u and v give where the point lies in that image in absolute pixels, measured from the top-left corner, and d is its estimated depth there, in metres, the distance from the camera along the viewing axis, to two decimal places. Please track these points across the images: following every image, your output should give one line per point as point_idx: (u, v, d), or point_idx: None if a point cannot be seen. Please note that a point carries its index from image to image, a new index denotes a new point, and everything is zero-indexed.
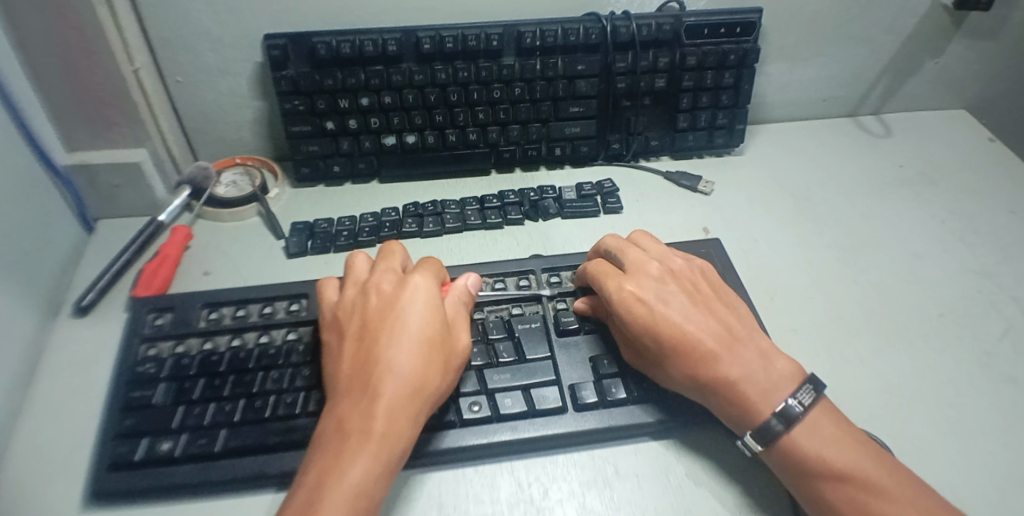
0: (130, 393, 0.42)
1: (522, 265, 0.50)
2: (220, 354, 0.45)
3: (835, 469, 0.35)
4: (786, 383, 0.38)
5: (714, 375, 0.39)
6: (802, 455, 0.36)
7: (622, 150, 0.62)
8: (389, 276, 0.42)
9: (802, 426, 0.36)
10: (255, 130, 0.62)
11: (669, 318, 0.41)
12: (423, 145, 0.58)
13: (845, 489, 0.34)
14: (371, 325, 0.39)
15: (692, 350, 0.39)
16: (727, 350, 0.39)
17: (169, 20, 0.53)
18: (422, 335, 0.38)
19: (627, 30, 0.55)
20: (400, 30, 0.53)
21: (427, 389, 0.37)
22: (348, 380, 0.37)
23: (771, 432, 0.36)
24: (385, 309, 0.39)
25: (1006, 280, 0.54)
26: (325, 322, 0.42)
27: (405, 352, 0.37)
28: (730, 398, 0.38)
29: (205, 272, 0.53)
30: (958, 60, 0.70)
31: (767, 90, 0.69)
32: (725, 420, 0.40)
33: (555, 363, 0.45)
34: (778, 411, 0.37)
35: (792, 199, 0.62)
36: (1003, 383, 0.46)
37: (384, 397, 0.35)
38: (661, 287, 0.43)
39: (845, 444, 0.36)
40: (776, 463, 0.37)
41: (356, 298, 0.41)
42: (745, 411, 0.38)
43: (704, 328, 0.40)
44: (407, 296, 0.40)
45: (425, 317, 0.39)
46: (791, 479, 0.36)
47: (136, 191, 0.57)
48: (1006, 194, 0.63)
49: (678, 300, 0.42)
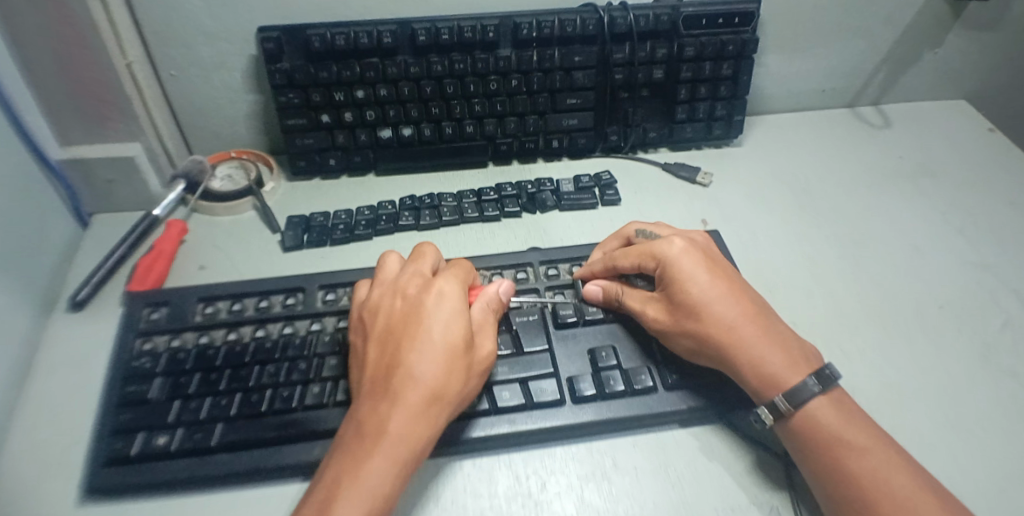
0: (125, 389, 0.42)
1: (519, 258, 0.50)
2: (215, 348, 0.44)
3: (855, 443, 0.35)
4: (811, 360, 0.40)
5: (741, 346, 0.40)
6: (828, 424, 0.37)
7: (620, 142, 0.61)
8: (416, 280, 0.42)
9: (831, 398, 0.38)
10: (250, 124, 0.62)
11: (704, 284, 0.42)
12: (419, 138, 0.58)
13: (866, 462, 0.35)
14: (394, 329, 0.39)
15: (720, 319, 0.40)
16: (754, 327, 0.40)
17: (163, 14, 0.52)
18: (444, 341, 0.37)
19: (624, 21, 0.54)
20: (395, 22, 0.52)
21: (446, 395, 0.36)
22: (370, 383, 0.37)
23: (807, 392, 0.37)
24: (409, 312, 0.39)
25: (1005, 272, 0.53)
26: (353, 322, 0.42)
27: (426, 357, 0.36)
28: (764, 375, 0.39)
29: (200, 266, 0.53)
30: (958, 51, 0.69)
31: (766, 81, 0.68)
32: (751, 389, 0.39)
33: (553, 356, 0.44)
34: (815, 375, 0.38)
35: (791, 190, 0.61)
36: (1003, 375, 0.45)
37: (404, 403, 0.35)
38: (704, 252, 0.45)
39: (861, 425, 0.37)
40: (798, 436, 0.37)
41: (383, 300, 0.41)
42: (772, 378, 0.38)
43: (737, 306, 0.41)
44: (433, 300, 0.39)
45: (449, 322, 0.38)
46: (811, 451, 0.36)
47: (131, 186, 0.56)
48: (1006, 186, 0.63)
49: (716, 272, 0.43)
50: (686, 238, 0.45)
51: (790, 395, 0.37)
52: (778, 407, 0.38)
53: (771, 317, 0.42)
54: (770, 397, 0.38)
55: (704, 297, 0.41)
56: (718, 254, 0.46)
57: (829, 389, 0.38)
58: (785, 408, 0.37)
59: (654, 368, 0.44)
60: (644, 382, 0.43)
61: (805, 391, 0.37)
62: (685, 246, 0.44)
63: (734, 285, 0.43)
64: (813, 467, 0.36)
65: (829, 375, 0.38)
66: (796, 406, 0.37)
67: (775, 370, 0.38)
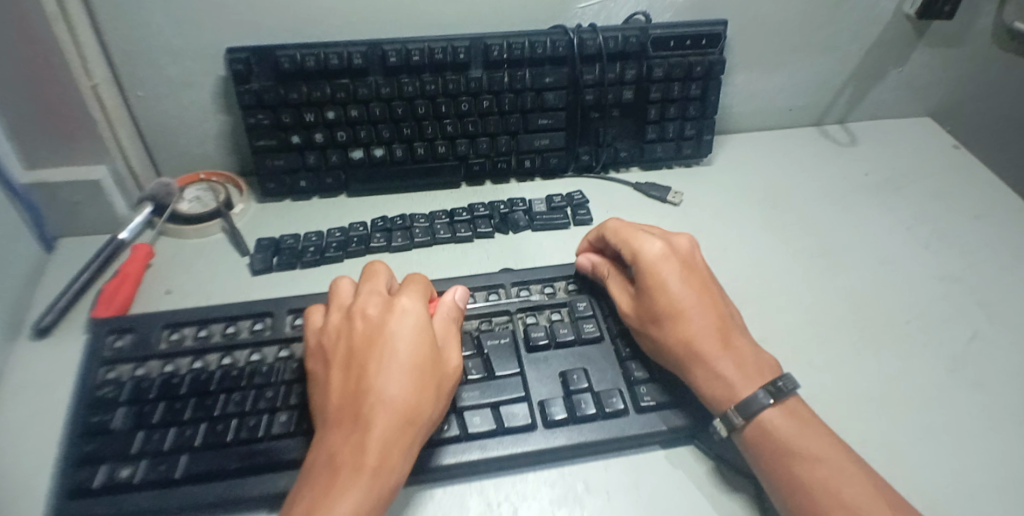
0: (88, 419, 0.41)
1: (490, 280, 0.50)
2: (180, 376, 0.43)
3: (808, 453, 0.37)
4: (767, 371, 0.41)
5: (701, 355, 0.41)
6: (782, 432, 0.38)
7: (591, 161, 0.61)
8: (374, 301, 0.42)
9: (785, 407, 0.39)
10: (219, 145, 0.61)
11: (674, 291, 0.44)
12: (391, 159, 0.57)
13: (818, 472, 0.36)
14: (357, 353, 0.39)
15: (684, 328, 0.42)
16: (715, 341, 0.42)
17: (129, 33, 0.51)
18: (412, 362, 0.38)
19: (593, 43, 0.55)
20: (365, 44, 0.52)
21: (420, 417, 0.37)
22: (337, 413, 0.37)
23: (758, 404, 0.38)
24: (371, 335, 0.40)
25: (972, 285, 0.55)
26: (310, 350, 0.42)
27: (395, 379, 0.38)
28: (716, 394, 0.40)
29: (168, 291, 0.52)
30: (921, 69, 0.71)
31: (735, 100, 0.69)
32: (706, 399, 0.41)
33: (524, 379, 0.44)
34: (768, 388, 0.39)
35: (761, 208, 0.62)
36: (969, 389, 0.46)
37: (378, 427, 0.36)
38: (685, 259, 0.46)
39: (816, 434, 0.38)
40: (751, 448, 0.38)
41: (342, 326, 0.41)
42: (724, 389, 0.40)
43: (703, 314, 0.43)
44: (395, 320, 0.41)
45: (415, 342, 0.39)
46: (765, 458, 0.38)
47: (96, 209, 0.55)
48: (969, 199, 0.64)
49: (690, 281, 0.45)
50: (667, 242, 0.47)
51: (741, 407, 0.39)
52: (732, 420, 0.39)
53: (736, 328, 0.43)
54: (723, 410, 0.40)
55: (673, 304, 0.43)
56: (700, 261, 0.47)
57: (784, 401, 0.39)
58: (738, 421, 0.39)
59: (626, 390, 0.44)
60: (615, 405, 0.43)
61: (756, 401, 0.38)
62: (663, 249, 0.46)
63: (704, 294, 0.44)
64: (767, 474, 0.37)
65: (783, 387, 0.39)
66: (748, 418, 0.38)
67: (731, 383, 0.40)
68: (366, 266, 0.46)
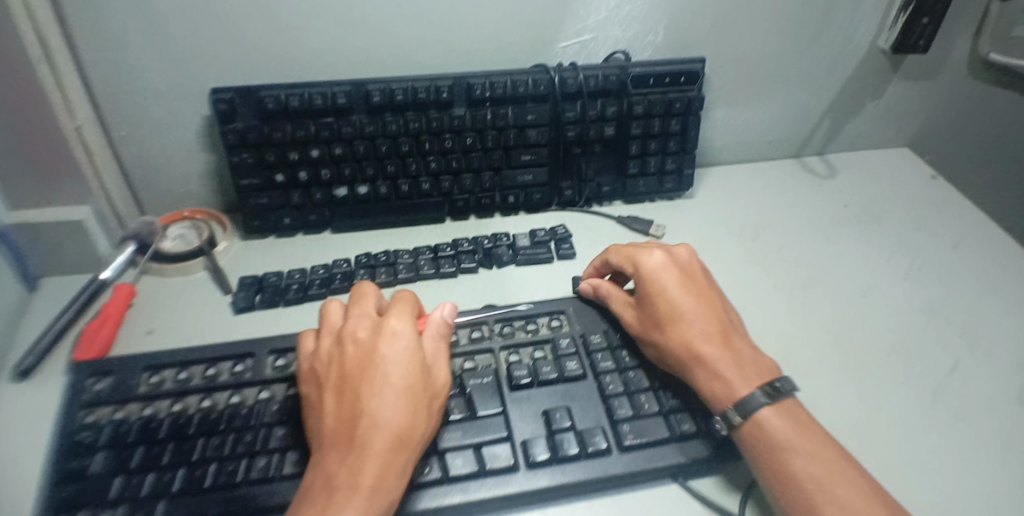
0: (63, 465, 0.40)
1: (473, 317, 0.49)
2: (159, 420, 0.43)
3: (802, 451, 0.38)
4: (767, 375, 0.43)
5: (701, 357, 0.43)
6: (778, 431, 0.39)
7: (574, 196, 0.62)
8: (364, 323, 0.43)
9: (781, 407, 0.41)
10: (202, 183, 0.61)
11: (674, 296, 0.46)
12: (375, 196, 0.57)
13: (814, 470, 0.37)
14: (349, 377, 0.39)
15: (685, 332, 0.44)
16: (717, 344, 0.44)
17: (112, 73, 0.52)
18: (404, 384, 0.39)
19: (574, 82, 0.56)
20: (349, 84, 0.53)
21: (413, 437, 0.37)
22: (333, 434, 0.37)
23: (756, 403, 0.40)
24: (363, 358, 0.40)
25: (952, 316, 0.55)
26: (303, 375, 0.41)
27: (388, 402, 0.38)
28: (717, 393, 0.42)
29: (149, 331, 0.51)
30: (897, 101, 0.73)
31: (714, 134, 0.70)
32: (708, 399, 0.42)
33: (507, 419, 0.44)
34: (767, 388, 0.41)
35: (742, 240, 0.63)
36: (949, 422, 0.46)
37: (374, 449, 0.36)
38: (684, 268, 0.49)
39: (808, 432, 0.40)
40: (748, 444, 0.40)
41: (333, 350, 0.41)
42: (723, 388, 0.42)
43: (704, 318, 0.45)
44: (386, 343, 0.41)
45: (406, 364, 0.40)
46: (760, 454, 0.39)
47: (78, 248, 0.55)
48: (946, 230, 0.65)
49: (689, 288, 0.48)
50: (668, 254, 0.50)
51: (740, 406, 0.40)
52: (731, 418, 0.40)
53: (736, 332, 0.46)
54: (723, 409, 0.41)
55: (674, 309, 0.46)
56: (700, 272, 0.50)
57: (781, 400, 0.41)
58: (737, 419, 0.40)
59: (609, 428, 0.44)
60: (597, 444, 0.42)
61: (755, 402, 0.40)
62: (663, 261, 0.49)
63: (704, 297, 0.47)
64: (764, 475, 0.39)
65: (782, 388, 0.41)
66: (746, 416, 0.40)
67: (731, 381, 0.42)
68: (354, 287, 0.46)
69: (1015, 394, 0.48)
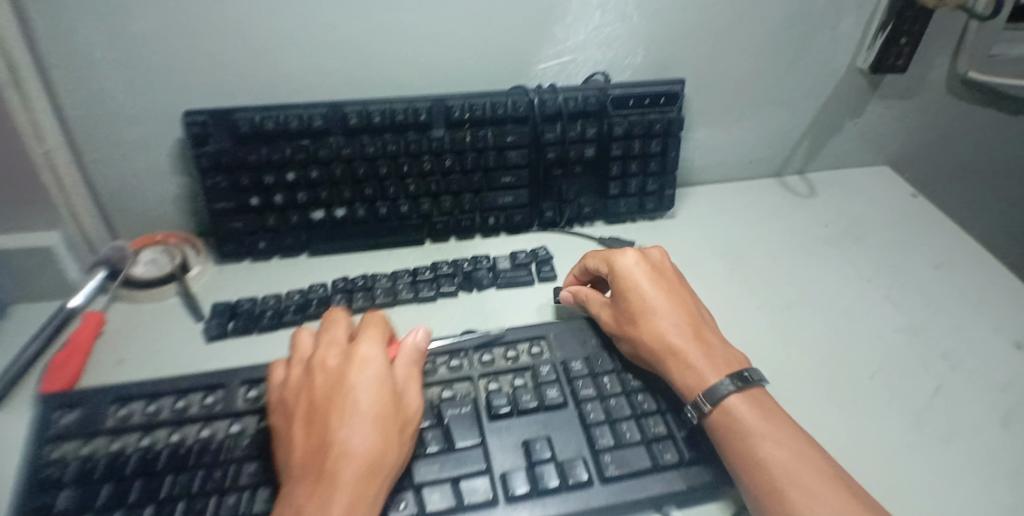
0: (20, 508, 0.38)
1: (452, 345, 0.48)
2: (127, 455, 0.41)
3: (769, 437, 0.39)
4: (736, 366, 0.44)
5: (672, 349, 0.45)
6: (745, 417, 0.40)
7: (555, 217, 0.62)
8: (334, 351, 0.42)
9: (750, 397, 0.42)
10: (176, 207, 0.59)
11: (646, 293, 0.48)
12: (353, 219, 0.56)
13: (780, 455, 0.38)
14: (319, 406, 0.38)
15: (656, 326, 0.46)
16: (687, 338, 0.45)
17: (82, 97, 0.50)
18: (374, 411, 0.38)
19: (553, 103, 0.56)
20: (326, 106, 0.52)
21: (385, 465, 0.36)
22: (302, 466, 0.36)
23: (723, 391, 0.41)
24: (333, 387, 0.39)
25: (933, 337, 0.55)
26: (272, 406, 0.40)
27: (358, 430, 0.37)
28: (688, 384, 0.43)
29: (119, 361, 0.49)
30: (877, 119, 0.73)
31: (696, 154, 0.70)
32: (679, 390, 0.43)
33: (486, 450, 0.42)
34: (735, 377, 0.42)
35: (724, 261, 0.62)
36: (936, 446, 0.45)
37: (345, 479, 0.35)
38: (657, 268, 0.51)
39: (775, 419, 0.41)
40: (717, 430, 0.41)
41: (302, 380, 0.41)
42: (694, 378, 0.43)
43: (674, 313, 0.47)
44: (356, 370, 0.40)
45: (376, 391, 0.39)
46: (727, 440, 0.40)
47: (47, 276, 0.53)
48: (927, 249, 0.65)
49: (661, 286, 0.50)
50: (641, 255, 0.52)
51: (710, 394, 0.41)
52: (702, 407, 0.41)
53: (707, 328, 0.47)
54: (693, 398, 0.42)
55: (646, 305, 0.48)
56: (673, 272, 0.52)
57: (748, 389, 0.42)
58: (707, 408, 0.41)
59: (591, 458, 0.42)
60: (578, 476, 0.40)
61: (721, 389, 0.41)
62: (635, 260, 0.51)
63: (675, 293, 0.49)
64: (734, 463, 0.39)
65: (749, 377, 0.42)
66: (715, 404, 0.41)
67: (700, 371, 0.43)
68: (324, 315, 0.45)
69: (998, 417, 0.48)
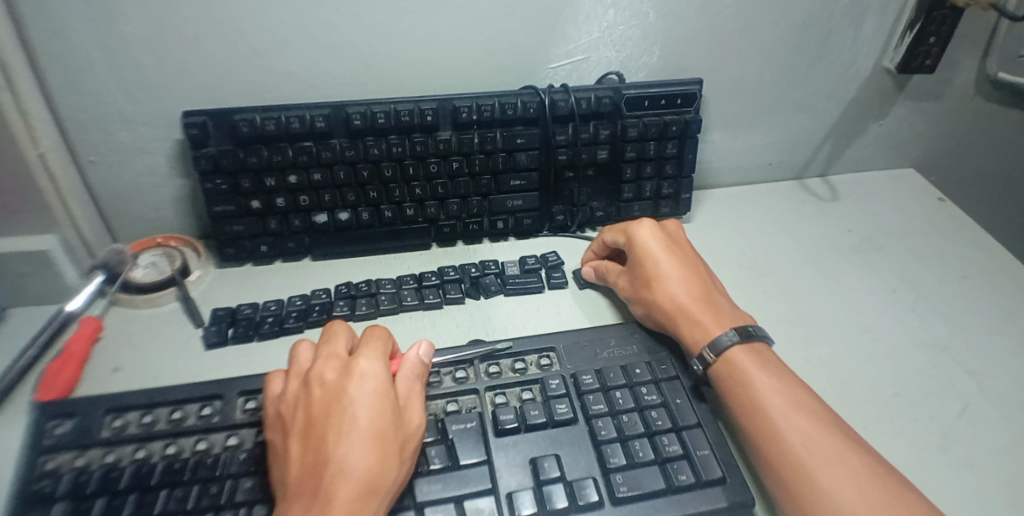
0: None
1: (458, 357, 0.46)
2: (120, 469, 0.38)
3: (765, 383, 0.41)
4: (740, 323, 0.47)
5: (682, 308, 0.47)
6: (745, 365, 0.43)
7: (566, 221, 0.60)
8: (333, 364, 0.40)
9: (751, 349, 0.44)
10: (176, 209, 0.58)
11: (658, 258, 0.51)
12: (357, 222, 0.55)
13: (776, 399, 0.40)
14: (316, 421, 0.37)
15: (667, 289, 0.49)
16: (696, 298, 0.48)
17: (77, 96, 0.49)
18: (372, 427, 0.36)
19: (565, 104, 0.53)
20: (329, 106, 0.50)
21: (382, 486, 0.34)
22: (296, 485, 0.34)
23: (726, 343, 0.44)
24: (331, 402, 0.38)
25: (959, 353, 0.52)
26: (268, 420, 0.39)
27: (355, 448, 0.35)
28: (696, 338, 0.46)
29: (115, 368, 0.47)
30: (902, 122, 0.70)
31: (712, 156, 0.68)
32: (688, 345, 0.46)
33: (492, 469, 0.39)
34: (739, 331, 0.45)
35: (741, 269, 0.60)
36: (966, 469, 0.43)
37: (339, 498, 0.33)
38: (670, 237, 0.54)
39: (771, 367, 0.43)
40: (721, 378, 0.43)
41: (300, 393, 0.39)
42: (701, 334, 0.45)
43: (685, 276, 0.49)
44: (354, 384, 0.39)
45: (374, 406, 0.38)
46: (728, 385, 0.43)
47: (45, 280, 0.52)
48: (954, 259, 0.62)
49: (674, 253, 0.52)
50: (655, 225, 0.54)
51: (713, 346, 0.44)
52: (706, 358, 0.44)
53: (716, 291, 0.50)
54: (699, 352, 0.45)
55: (658, 269, 0.50)
56: (685, 241, 0.54)
57: (749, 342, 0.44)
58: (711, 358, 0.44)
59: (601, 478, 0.39)
60: (589, 497, 0.38)
61: (724, 340, 0.44)
62: (649, 230, 0.53)
63: (686, 259, 0.51)
64: (730, 404, 0.42)
65: (751, 332, 0.45)
66: (719, 355, 0.44)
67: (706, 327, 0.46)
68: (326, 326, 0.44)
69: None
